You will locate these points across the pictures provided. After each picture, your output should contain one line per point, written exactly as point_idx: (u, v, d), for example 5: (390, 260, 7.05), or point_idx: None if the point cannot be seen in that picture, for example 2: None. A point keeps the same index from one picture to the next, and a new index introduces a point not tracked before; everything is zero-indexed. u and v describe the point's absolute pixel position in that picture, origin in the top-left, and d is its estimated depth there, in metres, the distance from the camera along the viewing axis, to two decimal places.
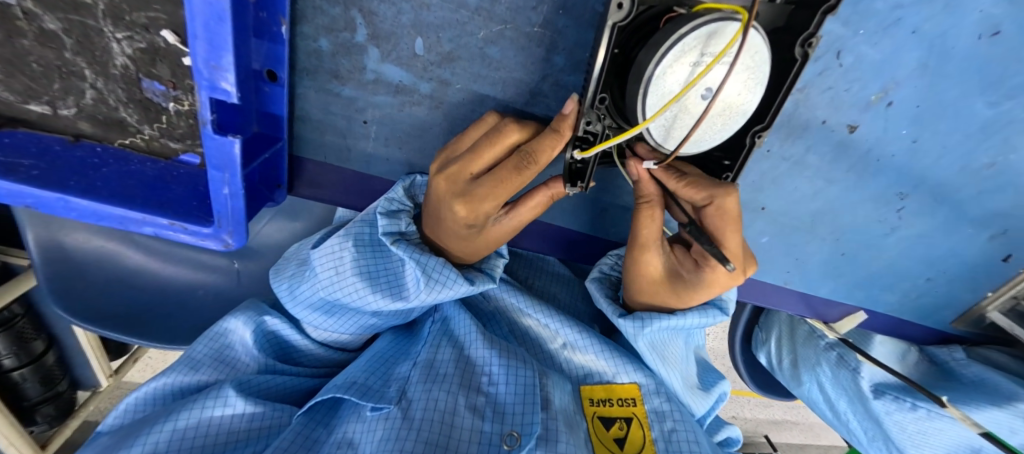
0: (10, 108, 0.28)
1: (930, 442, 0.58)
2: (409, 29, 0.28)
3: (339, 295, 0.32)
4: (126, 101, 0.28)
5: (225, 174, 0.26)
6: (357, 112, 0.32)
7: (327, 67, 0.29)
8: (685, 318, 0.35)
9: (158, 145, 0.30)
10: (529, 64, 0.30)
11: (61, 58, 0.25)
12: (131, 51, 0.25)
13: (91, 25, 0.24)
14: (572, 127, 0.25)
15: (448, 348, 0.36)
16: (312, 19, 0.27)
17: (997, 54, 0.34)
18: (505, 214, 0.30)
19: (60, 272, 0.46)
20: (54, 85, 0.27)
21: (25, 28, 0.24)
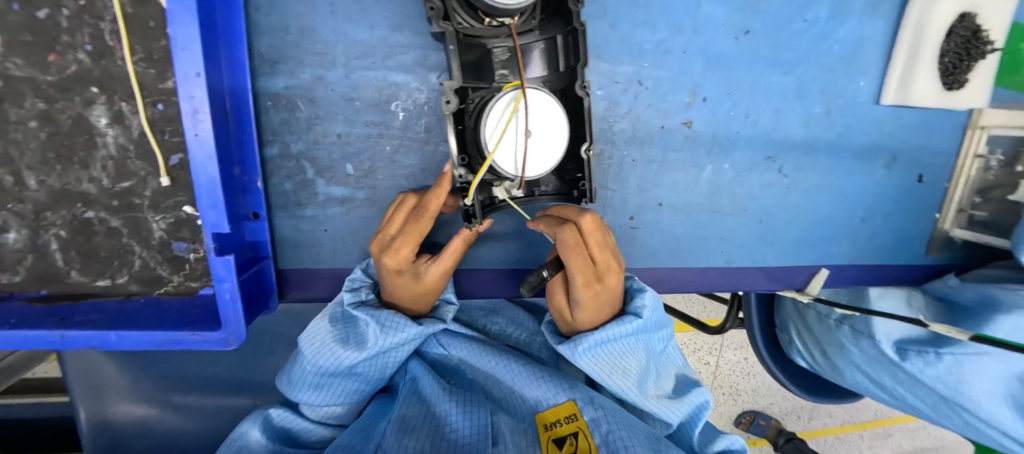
0: (86, 288, 0.42)
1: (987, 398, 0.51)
2: (340, 159, 0.42)
3: (322, 365, 0.39)
4: (162, 261, 0.43)
5: (228, 284, 0.37)
6: (319, 224, 0.44)
7: (292, 200, 0.43)
8: (604, 330, 0.39)
9: (183, 286, 0.43)
10: (425, 157, 0.43)
11: (121, 242, 0.42)
12: (165, 225, 0.41)
13: (141, 216, 0.41)
14: (450, 179, 0.36)
15: (416, 405, 0.38)
16: (278, 172, 0.42)
17: (757, 45, 0.47)
18: (432, 261, 0.39)
19: (113, 440, 0.60)
20: (115, 262, 0.42)
21: (100, 230, 0.41)
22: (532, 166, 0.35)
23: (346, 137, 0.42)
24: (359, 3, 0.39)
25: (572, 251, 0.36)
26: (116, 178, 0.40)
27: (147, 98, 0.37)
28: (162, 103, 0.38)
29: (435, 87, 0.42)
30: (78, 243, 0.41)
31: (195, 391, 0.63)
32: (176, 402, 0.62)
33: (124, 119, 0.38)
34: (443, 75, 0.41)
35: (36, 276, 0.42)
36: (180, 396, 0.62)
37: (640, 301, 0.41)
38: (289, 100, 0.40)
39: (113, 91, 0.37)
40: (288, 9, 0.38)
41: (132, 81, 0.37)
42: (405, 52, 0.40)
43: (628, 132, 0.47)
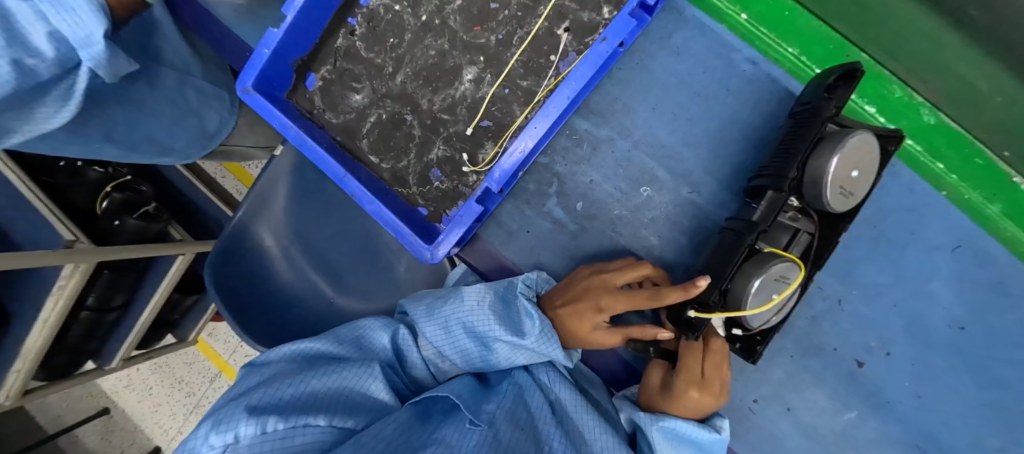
0: (361, 154, 0.55)
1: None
2: (579, 195, 0.52)
3: (474, 322, 0.46)
4: (417, 172, 0.54)
5: (462, 221, 0.47)
6: (526, 224, 0.53)
7: (526, 197, 0.53)
8: (687, 425, 0.42)
9: (413, 197, 0.54)
10: (635, 235, 0.51)
11: (407, 145, 0.55)
12: (441, 154, 0.54)
13: (433, 139, 0.54)
14: (698, 288, 0.38)
15: (521, 408, 0.44)
16: (534, 174, 0.52)
17: (966, 345, 0.48)
18: (609, 328, 0.44)
19: (232, 249, 0.68)
20: (392, 153, 0.55)
21: (404, 130, 0.55)
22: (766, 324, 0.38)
23: (595, 184, 0.51)
24: (675, 115, 0.49)
25: (693, 351, 0.41)
26: (442, 109, 0.53)
27: (505, 82, 0.51)
28: (509, 90, 0.51)
29: (680, 197, 0.50)
30: (385, 127, 0.55)
31: (311, 256, 0.72)
32: (292, 253, 0.71)
33: (480, 84, 0.52)
34: (693, 192, 0.50)
35: (343, 127, 0.56)
36: (297, 250, 0.71)
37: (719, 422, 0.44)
38: (581, 138, 0.51)
39: (490, 66, 0.52)
40: (628, 90, 0.50)
41: (506, 68, 0.51)
42: (680, 161, 0.50)
43: (801, 330, 0.50)
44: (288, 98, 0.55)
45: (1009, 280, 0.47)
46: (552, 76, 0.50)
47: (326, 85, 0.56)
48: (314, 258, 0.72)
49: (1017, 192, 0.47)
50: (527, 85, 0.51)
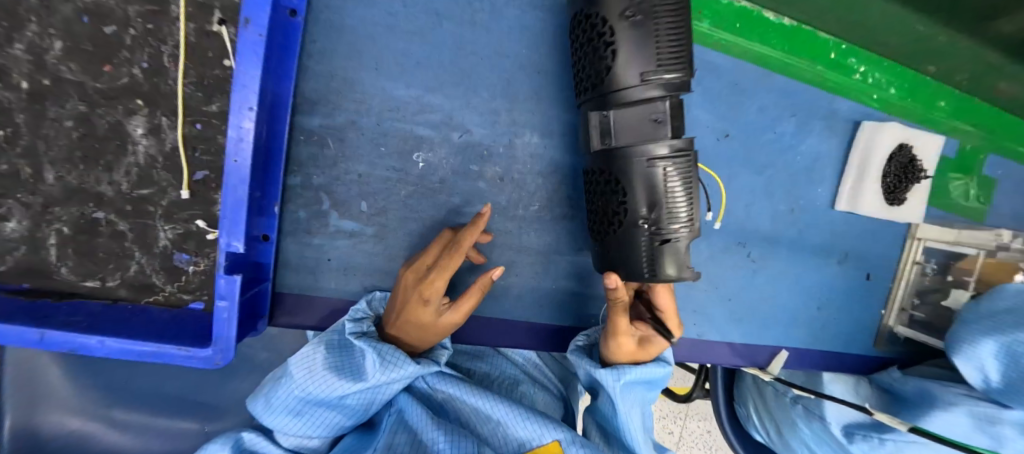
0: (71, 287, 0.42)
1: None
2: (357, 196, 0.45)
3: (312, 390, 0.39)
4: (159, 269, 0.43)
5: (227, 302, 0.38)
6: (323, 253, 0.46)
7: (304, 227, 0.45)
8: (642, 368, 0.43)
9: (174, 298, 0.43)
10: (436, 205, 0.47)
11: (122, 246, 0.42)
12: (172, 235, 0.42)
13: (150, 224, 0.42)
14: (485, 219, 0.41)
15: (404, 433, 0.41)
16: (296, 201, 0.44)
17: (734, 147, 0.54)
18: (448, 309, 0.42)
19: None
20: (110, 264, 0.42)
21: (104, 231, 0.42)
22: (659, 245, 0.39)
23: (366, 177, 0.45)
24: (402, 65, 0.43)
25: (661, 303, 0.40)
26: (135, 185, 0.41)
27: (189, 116, 0.40)
28: (201, 123, 0.40)
29: (456, 145, 0.46)
30: (77, 240, 0.41)
31: (145, 406, 0.56)
32: (117, 417, 0.55)
33: (160, 132, 0.40)
34: (464, 136, 0.46)
35: (21, 268, 0.41)
36: (122, 410, 0.55)
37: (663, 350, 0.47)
38: (320, 137, 0.43)
39: (156, 105, 0.39)
40: (338, 60, 0.42)
41: (178, 99, 0.39)
42: (435, 110, 0.45)
43: None
44: None
45: (741, 78, 0.53)
46: None
47: None
48: (150, 407, 0.56)
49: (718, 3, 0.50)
50: (217, 108, 0.40)
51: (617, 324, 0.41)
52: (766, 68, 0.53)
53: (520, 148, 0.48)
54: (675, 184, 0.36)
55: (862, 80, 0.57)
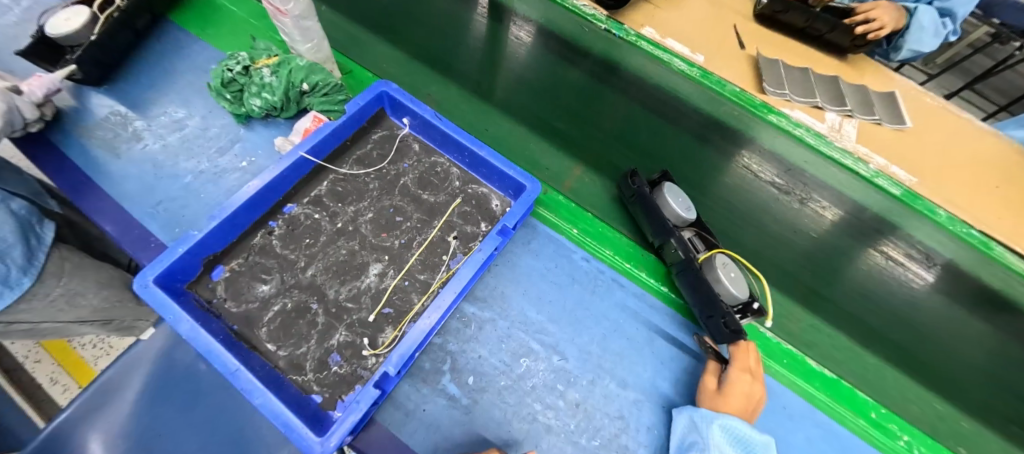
0: (257, 342, 0.56)
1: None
2: (469, 370, 0.59)
3: None
4: (314, 358, 0.56)
5: (358, 405, 0.50)
6: (422, 403, 0.56)
7: (422, 376, 0.58)
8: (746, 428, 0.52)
9: (306, 384, 0.55)
10: (521, 405, 0.58)
11: (308, 332, 0.58)
12: (342, 339, 0.58)
13: (335, 326, 0.59)
14: None
15: None
16: (429, 354, 0.59)
17: None
18: None
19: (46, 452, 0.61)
20: (291, 340, 0.57)
21: (307, 317, 0.59)
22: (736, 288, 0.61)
23: (483, 359, 0.59)
24: (539, 298, 0.64)
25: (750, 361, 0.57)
26: (348, 299, 0.60)
27: (406, 276, 0.62)
28: (409, 281, 0.62)
29: (552, 364, 0.60)
30: (288, 314, 0.59)
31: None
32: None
33: (384, 277, 0.62)
34: (562, 360, 0.61)
35: (243, 316, 0.58)
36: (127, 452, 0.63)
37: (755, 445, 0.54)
38: (468, 320, 0.62)
39: (393, 262, 0.63)
40: (503, 281, 0.65)
41: (406, 265, 0.63)
42: (548, 334, 0.62)
43: None
44: (190, 288, 0.58)
45: (789, 405, 0.64)
46: (444, 271, 0.63)
47: (232, 275, 0.60)
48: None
49: (767, 339, 0.68)
50: (423, 278, 0.62)
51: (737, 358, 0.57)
52: (810, 403, 0.64)
53: (598, 387, 0.60)
54: (729, 272, 0.62)
55: (905, 448, 0.63)
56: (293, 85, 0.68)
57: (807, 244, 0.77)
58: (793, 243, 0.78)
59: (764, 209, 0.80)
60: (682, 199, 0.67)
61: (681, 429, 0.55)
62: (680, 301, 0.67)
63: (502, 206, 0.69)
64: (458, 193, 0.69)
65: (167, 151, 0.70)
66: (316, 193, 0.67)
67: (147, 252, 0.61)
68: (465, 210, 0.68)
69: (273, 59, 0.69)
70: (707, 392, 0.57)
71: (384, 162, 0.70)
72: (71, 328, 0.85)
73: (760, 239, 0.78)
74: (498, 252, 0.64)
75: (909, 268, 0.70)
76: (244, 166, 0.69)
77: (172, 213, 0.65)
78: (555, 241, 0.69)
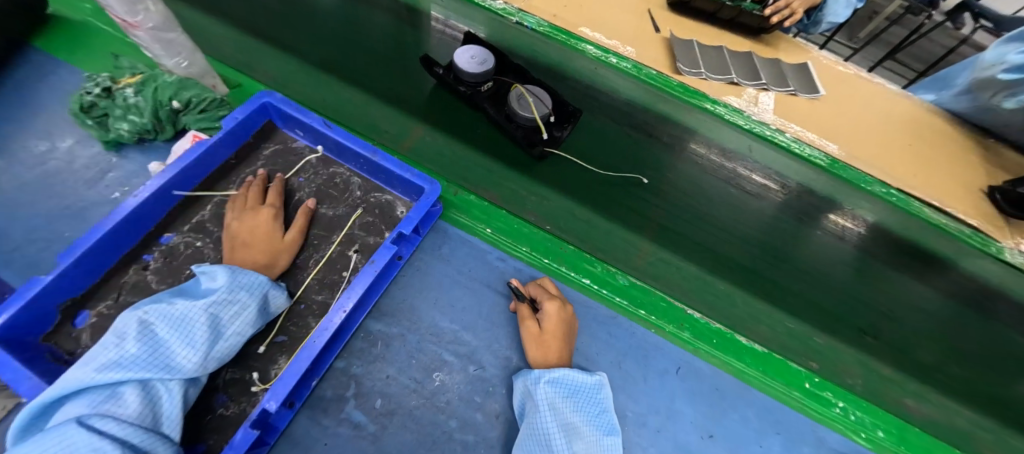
0: None
1: (132, 355, 0.42)
2: (377, 392, 0.54)
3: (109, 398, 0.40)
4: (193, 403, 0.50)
5: (232, 451, 0.44)
6: (323, 435, 0.51)
7: (322, 406, 0.53)
8: (574, 372, 0.52)
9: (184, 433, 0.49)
10: (435, 422, 0.53)
11: None
12: (226, 377, 0.52)
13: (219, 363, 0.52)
14: None
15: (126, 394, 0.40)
16: (331, 380, 0.54)
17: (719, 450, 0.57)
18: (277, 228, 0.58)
19: None
20: None
21: None
22: (540, 101, 0.71)
23: (392, 379, 0.55)
24: (452, 304, 0.60)
25: (550, 297, 0.56)
26: None
27: (300, 299, 0.57)
28: (305, 304, 0.57)
29: (469, 375, 0.56)
30: None
31: None
32: None
33: None
34: (478, 369, 0.57)
35: None
36: None
37: (592, 381, 0.53)
38: (374, 338, 0.57)
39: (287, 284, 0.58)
40: (412, 290, 0.60)
41: (302, 286, 0.58)
42: (463, 343, 0.58)
43: None
44: (44, 340, 0.51)
45: (720, 385, 0.61)
46: (343, 289, 0.58)
47: (99, 320, 0.53)
48: None
49: (693, 320, 0.64)
50: (320, 298, 0.57)
51: (546, 307, 0.54)
52: (742, 382, 0.61)
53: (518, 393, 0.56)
54: (527, 98, 0.71)
55: (842, 414, 0.60)
56: (161, 103, 0.63)
57: (670, 190, 0.75)
58: (665, 191, 0.75)
59: (639, 161, 0.78)
60: (474, 56, 0.73)
61: (522, 393, 0.52)
62: (601, 290, 0.64)
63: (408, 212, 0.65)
64: (360, 203, 0.65)
65: (25, 190, 0.62)
66: (198, 219, 0.61)
67: None
68: (367, 221, 0.64)
69: (137, 78, 0.64)
70: (530, 338, 0.53)
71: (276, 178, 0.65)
72: None
73: (629, 194, 0.74)
74: (403, 260, 0.62)
75: (845, 224, 0.75)
76: (117, 196, 0.63)
77: (30, 258, 0.57)
78: (467, 243, 0.66)
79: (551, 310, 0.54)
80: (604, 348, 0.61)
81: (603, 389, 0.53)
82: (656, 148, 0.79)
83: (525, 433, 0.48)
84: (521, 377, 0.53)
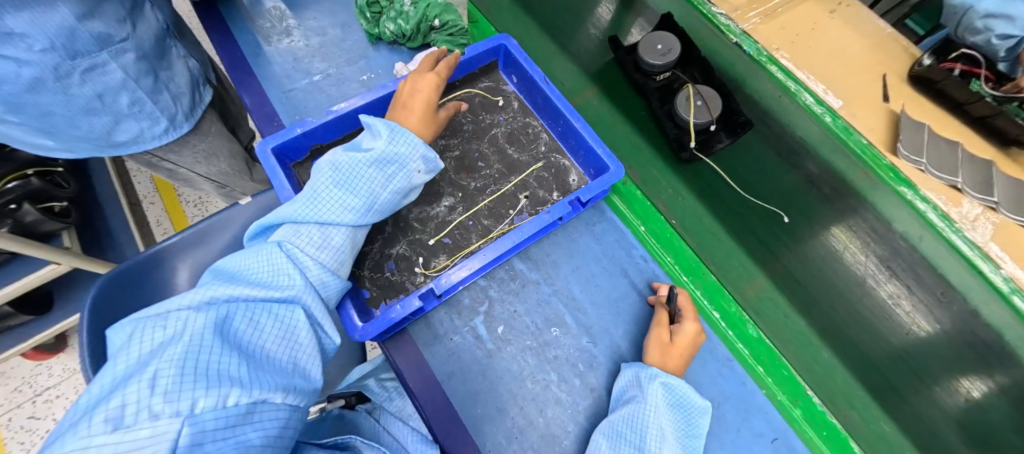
0: None
1: (328, 197, 0.53)
2: (502, 319, 0.61)
3: (307, 226, 0.52)
4: (375, 260, 0.61)
5: (399, 310, 0.54)
6: (451, 332, 0.60)
7: (458, 309, 0.61)
8: (686, 388, 0.53)
9: (362, 279, 0.60)
10: (538, 367, 0.59)
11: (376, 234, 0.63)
12: (401, 252, 0.62)
13: (399, 239, 0.63)
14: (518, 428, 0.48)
15: (313, 233, 0.51)
16: (471, 292, 0.62)
17: None
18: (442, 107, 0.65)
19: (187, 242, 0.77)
20: None
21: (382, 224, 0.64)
22: (711, 107, 0.64)
23: (517, 314, 0.62)
24: (588, 278, 0.65)
25: (691, 317, 0.58)
26: (416, 219, 0.65)
27: (471, 216, 0.66)
28: (473, 222, 0.65)
29: (580, 343, 0.61)
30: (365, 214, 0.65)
31: None
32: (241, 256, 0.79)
33: (453, 211, 0.66)
34: (590, 343, 0.61)
35: None
36: None
37: (699, 405, 0.54)
38: (514, 276, 0.64)
39: (464, 201, 0.67)
40: (558, 251, 0.66)
41: (475, 207, 0.66)
42: (585, 314, 0.62)
43: None
44: (294, 167, 0.66)
45: None
46: (506, 224, 0.65)
47: None
48: None
49: (813, 403, 0.60)
50: (486, 223, 0.65)
51: (686, 324, 0.57)
52: None
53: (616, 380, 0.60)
54: (693, 100, 0.65)
55: None
56: (426, 18, 0.74)
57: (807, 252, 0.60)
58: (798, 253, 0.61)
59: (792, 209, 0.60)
60: (661, 45, 0.68)
61: (628, 382, 0.56)
62: (726, 331, 0.64)
63: (579, 182, 0.70)
64: (541, 158, 0.71)
65: (307, 49, 0.78)
66: None
67: (271, 128, 0.70)
68: (543, 176, 0.70)
69: None
70: (658, 344, 0.55)
71: (483, 110, 0.74)
72: (196, 181, 0.96)
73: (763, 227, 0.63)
74: (561, 222, 0.66)
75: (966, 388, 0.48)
76: (364, 79, 0.76)
77: (298, 103, 0.73)
78: (618, 231, 0.69)
79: (689, 328, 0.56)
80: (708, 384, 0.62)
81: (705, 417, 0.54)
82: (813, 203, 0.57)
83: (617, 418, 0.52)
84: (634, 368, 0.56)
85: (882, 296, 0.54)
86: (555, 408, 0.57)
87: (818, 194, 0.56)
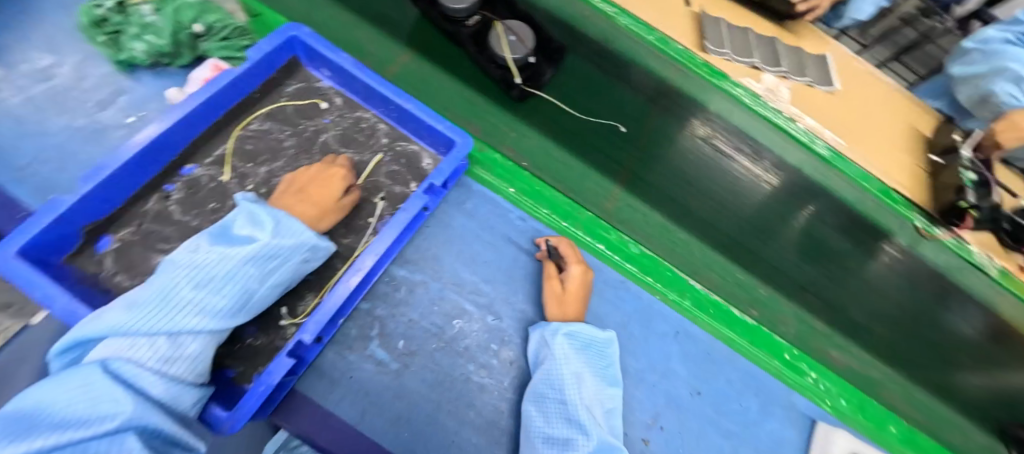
0: None
1: (179, 301, 0.40)
2: (399, 333, 0.57)
3: (140, 337, 0.38)
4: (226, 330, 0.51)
5: (269, 378, 0.46)
6: (348, 370, 0.54)
7: (348, 342, 0.55)
8: (587, 327, 0.56)
9: (217, 358, 0.50)
10: (452, 365, 0.57)
11: None
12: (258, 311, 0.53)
13: None
14: None
15: (156, 343, 0.38)
16: (357, 320, 0.56)
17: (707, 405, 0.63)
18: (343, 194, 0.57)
19: None
20: None
21: None
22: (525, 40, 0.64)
23: (414, 322, 0.58)
24: (474, 258, 0.63)
25: (574, 261, 0.59)
26: None
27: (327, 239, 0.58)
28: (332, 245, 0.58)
29: (487, 324, 0.60)
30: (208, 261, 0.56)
31: None
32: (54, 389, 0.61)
33: None
34: (496, 320, 0.60)
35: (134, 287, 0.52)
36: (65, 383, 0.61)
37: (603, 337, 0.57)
38: (398, 284, 0.59)
39: None
40: (436, 241, 0.62)
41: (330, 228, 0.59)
42: (482, 294, 0.61)
43: None
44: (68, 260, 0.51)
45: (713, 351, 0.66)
46: (370, 234, 0.59)
47: (123, 245, 0.53)
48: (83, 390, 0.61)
49: (696, 292, 0.68)
50: (348, 241, 0.58)
51: (571, 270, 0.58)
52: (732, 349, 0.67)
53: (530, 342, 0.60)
54: (505, 36, 0.64)
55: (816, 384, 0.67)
56: (181, 26, 0.61)
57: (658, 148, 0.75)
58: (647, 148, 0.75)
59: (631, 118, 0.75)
60: None
61: (538, 343, 0.56)
62: (613, 256, 0.68)
63: (434, 164, 0.65)
64: (385, 151, 0.65)
65: (30, 105, 0.59)
66: (221, 151, 0.60)
67: (16, 220, 0.53)
68: (393, 170, 0.64)
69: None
70: (552, 297, 0.58)
71: (301, 118, 0.64)
72: None
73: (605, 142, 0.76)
74: (428, 211, 0.62)
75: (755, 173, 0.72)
76: (132, 121, 0.61)
77: (45, 176, 0.56)
78: (490, 201, 0.67)
79: (574, 272, 0.58)
80: (612, 310, 0.65)
81: (612, 345, 0.58)
82: (642, 106, 0.73)
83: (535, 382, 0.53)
84: (541, 328, 0.57)
85: (701, 142, 0.73)
86: (483, 396, 0.56)
87: (645, 98, 0.72)
